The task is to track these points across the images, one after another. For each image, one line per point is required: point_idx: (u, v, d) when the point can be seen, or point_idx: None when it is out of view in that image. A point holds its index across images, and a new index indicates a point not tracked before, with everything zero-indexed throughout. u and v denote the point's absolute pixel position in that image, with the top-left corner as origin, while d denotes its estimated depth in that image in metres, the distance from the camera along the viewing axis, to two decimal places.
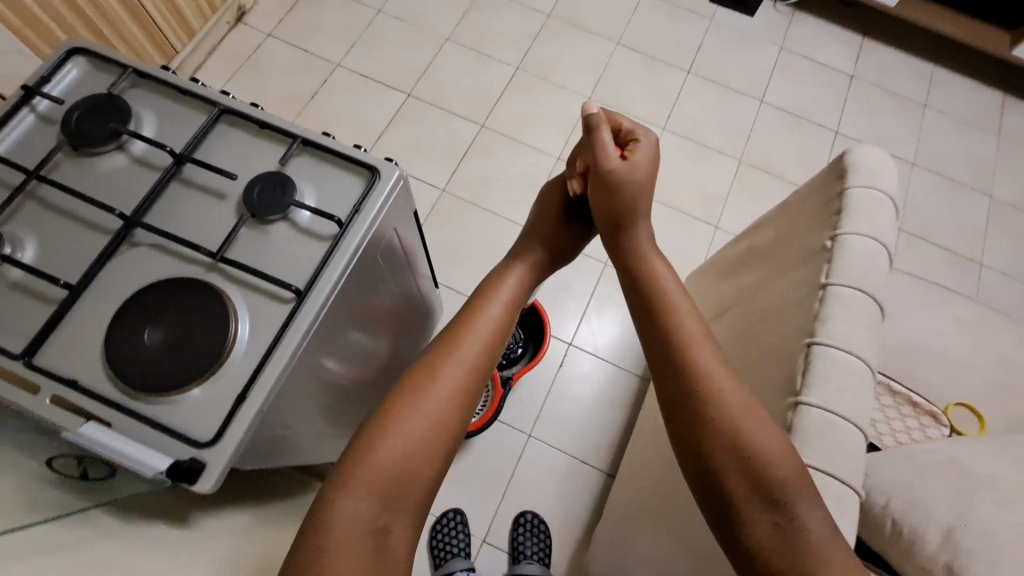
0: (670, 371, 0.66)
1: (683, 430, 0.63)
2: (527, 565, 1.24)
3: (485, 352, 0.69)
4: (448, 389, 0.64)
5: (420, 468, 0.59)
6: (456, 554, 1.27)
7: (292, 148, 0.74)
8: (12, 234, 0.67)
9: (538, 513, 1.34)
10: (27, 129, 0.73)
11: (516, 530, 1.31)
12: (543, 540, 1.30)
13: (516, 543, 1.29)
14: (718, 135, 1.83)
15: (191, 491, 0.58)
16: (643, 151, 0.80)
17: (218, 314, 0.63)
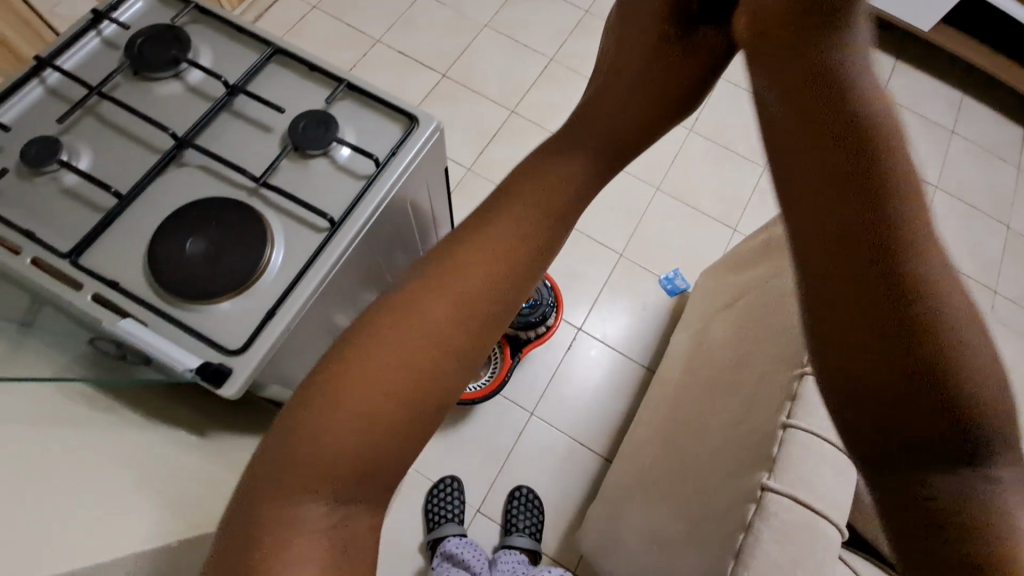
0: (862, 194, 0.32)
1: (848, 274, 0.32)
2: (518, 537, 1.26)
3: (486, 272, 0.48)
4: (467, 292, 0.47)
5: (415, 396, 0.43)
6: (449, 519, 1.28)
7: (337, 89, 0.77)
8: (69, 144, 0.71)
9: (534, 489, 1.36)
10: (93, 50, 0.77)
11: (511, 503, 1.32)
12: (536, 515, 1.31)
13: (509, 516, 1.30)
14: (744, 141, 1.84)
15: (216, 394, 0.61)
16: None
17: (256, 234, 0.67)
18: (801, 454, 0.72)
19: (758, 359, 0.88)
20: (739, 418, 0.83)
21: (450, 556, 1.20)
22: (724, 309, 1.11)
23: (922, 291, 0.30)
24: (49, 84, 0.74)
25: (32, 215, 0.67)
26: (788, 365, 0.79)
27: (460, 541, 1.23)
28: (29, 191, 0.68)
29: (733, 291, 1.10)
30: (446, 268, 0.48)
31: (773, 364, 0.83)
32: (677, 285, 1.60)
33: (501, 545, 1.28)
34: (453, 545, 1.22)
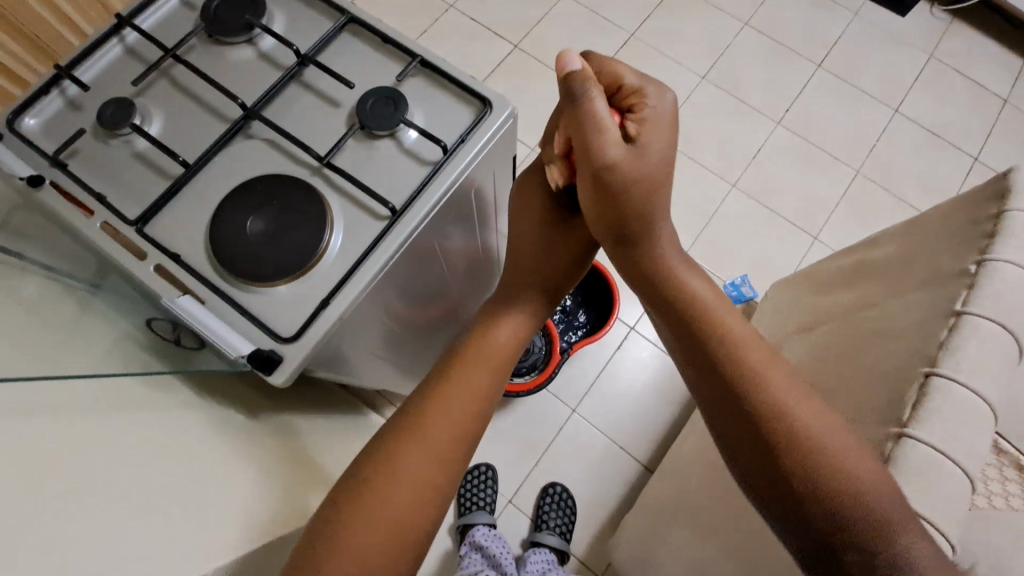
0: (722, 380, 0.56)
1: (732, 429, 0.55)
2: (547, 535, 1.24)
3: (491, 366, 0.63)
4: (455, 423, 0.59)
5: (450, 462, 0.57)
6: (480, 507, 1.28)
7: (410, 66, 0.72)
8: (142, 107, 0.70)
9: (568, 487, 1.33)
10: (171, 10, 0.76)
11: (543, 499, 1.30)
12: (568, 515, 1.29)
13: (540, 511, 1.29)
14: (838, 141, 1.66)
15: (266, 381, 0.60)
16: (654, 120, 0.60)
17: (316, 217, 0.64)
18: None
19: None
20: None
21: (480, 548, 1.20)
22: (798, 333, 0.99)
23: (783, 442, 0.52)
24: (128, 43, 0.73)
25: (105, 178, 0.67)
26: (880, 420, 0.62)
27: (489, 531, 1.23)
28: (103, 154, 0.68)
29: (811, 315, 0.99)
30: (435, 402, 0.59)
31: None
32: (744, 293, 1.49)
33: (530, 540, 1.27)
34: (481, 536, 1.22)
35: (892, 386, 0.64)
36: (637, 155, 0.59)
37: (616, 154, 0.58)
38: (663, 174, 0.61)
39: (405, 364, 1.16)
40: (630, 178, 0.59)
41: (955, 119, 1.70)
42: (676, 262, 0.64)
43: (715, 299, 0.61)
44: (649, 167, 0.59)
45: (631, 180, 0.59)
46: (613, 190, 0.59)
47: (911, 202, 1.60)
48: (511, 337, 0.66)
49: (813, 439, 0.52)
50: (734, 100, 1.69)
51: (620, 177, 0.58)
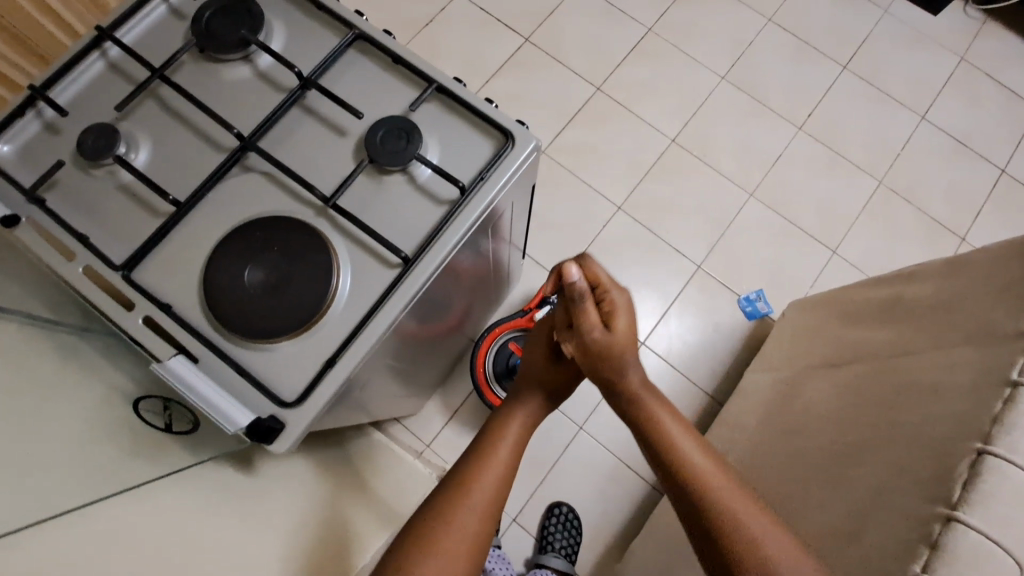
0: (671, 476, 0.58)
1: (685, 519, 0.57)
2: (553, 558, 1.22)
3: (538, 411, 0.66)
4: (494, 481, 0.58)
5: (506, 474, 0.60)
6: None
7: (425, 92, 0.65)
8: (128, 133, 0.63)
9: (574, 507, 1.30)
10: (158, 19, 0.68)
11: (549, 519, 1.28)
12: (573, 536, 1.26)
13: (545, 532, 1.26)
14: (861, 149, 1.60)
15: (268, 449, 0.55)
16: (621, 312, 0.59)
17: (322, 265, 0.58)
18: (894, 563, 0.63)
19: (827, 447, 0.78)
20: (848, 533, 0.63)
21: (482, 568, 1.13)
22: (821, 367, 0.94)
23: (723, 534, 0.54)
24: (110, 59, 0.66)
25: (87, 214, 0.61)
26: (923, 494, 0.58)
27: (495, 552, 1.19)
28: (85, 187, 0.62)
29: (836, 349, 0.94)
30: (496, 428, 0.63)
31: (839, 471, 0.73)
32: (758, 309, 1.45)
33: (534, 562, 1.24)
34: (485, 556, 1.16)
35: (937, 455, 0.60)
36: (614, 337, 0.58)
37: (601, 333, 0.59)
38: (634, 349, 0.60)
39: (410, 386, 1.12)
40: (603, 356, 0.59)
41: (983, 128, 1.63)
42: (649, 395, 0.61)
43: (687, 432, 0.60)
44: (618, 342, 0.59)
45: (607, 355, 0.59)
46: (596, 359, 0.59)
47: (934, 216, 1.55)
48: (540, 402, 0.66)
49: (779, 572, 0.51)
50: (754, 102, 1.61)
51: (598, 355, 0.59)
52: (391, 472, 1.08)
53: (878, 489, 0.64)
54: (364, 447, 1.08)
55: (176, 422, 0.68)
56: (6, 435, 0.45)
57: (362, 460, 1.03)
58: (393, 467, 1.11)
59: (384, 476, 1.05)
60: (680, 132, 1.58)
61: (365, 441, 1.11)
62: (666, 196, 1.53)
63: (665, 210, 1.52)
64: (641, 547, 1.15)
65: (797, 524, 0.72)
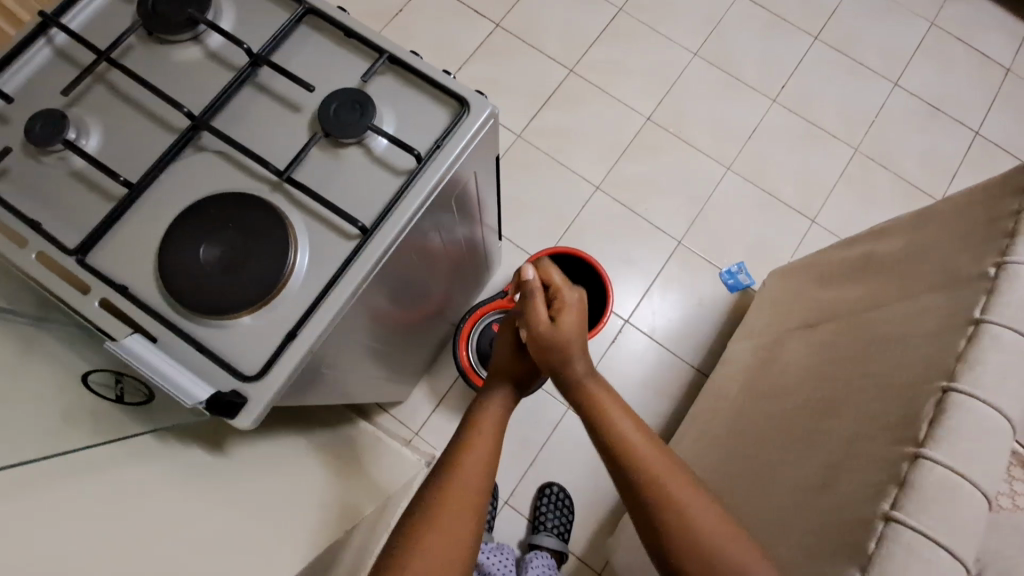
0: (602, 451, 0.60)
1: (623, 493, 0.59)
2: (545, 537, 1.22)
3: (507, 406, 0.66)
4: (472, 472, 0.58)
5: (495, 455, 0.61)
6: (478, 528, 1.23)
7: (377, 64, 0.65)
8: (77, 119, 0.62)
9: (565, 487, 1.30)
10: (103, 4, 0.67)
11: (540, 499, 1.27)
12: (566, 515, 1.26)
13: (537, 512, 1.26)
14: (836, 118, 1.60)
15: (231, 425, 0.54)
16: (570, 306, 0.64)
17: (279, 239, 0.58)
18: (938, 486, 0.53)
19: (771, 449, 0.77)
20: (821, 483, 0.63)
21: (479, 566, 1.11)
22: (798, 330, 0.94)
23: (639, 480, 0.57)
24: (57, 45, 0.65)
25: (38, 202, 0.60)
26: (892, 436, 0.58)
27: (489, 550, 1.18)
28: (37, 174, 0.61)
29: (812, 311, 0.94)
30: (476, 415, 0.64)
31: (773, 456, 0.76)
32: (740, 281, 1.45)
33: (528, 543, 1.24)
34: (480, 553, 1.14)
35: (905, 399, 0.60)
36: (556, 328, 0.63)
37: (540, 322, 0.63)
38: (579, 339, 0.64)
39: (391, 373, 1.12)
40: (544, 350, 0.63)
41: (955, 91, 1.63)
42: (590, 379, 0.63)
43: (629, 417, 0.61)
44: (562, 331, 0.63)
45: (548, 350, 0.63)
46: (543, 351, 0.63)
47: (910, 180, 1.56)
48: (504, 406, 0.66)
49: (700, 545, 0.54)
50: (727, 76, 1.61)
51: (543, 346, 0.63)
52: (373, 460, 1.08)
53: (850, 438, 0.63)
54: (346, 435, 1.08)
55: (127, 394, 0.65)
56: None
57: (341, 445, 1.03)
58: (375, 455, 1.11)
59: (367, 466, 1.05)
60: (655, 110, 1.58)
61: (346, 429, 1.11)
62: (644, 174, 1.53)
63: (644, 188, 1.52)
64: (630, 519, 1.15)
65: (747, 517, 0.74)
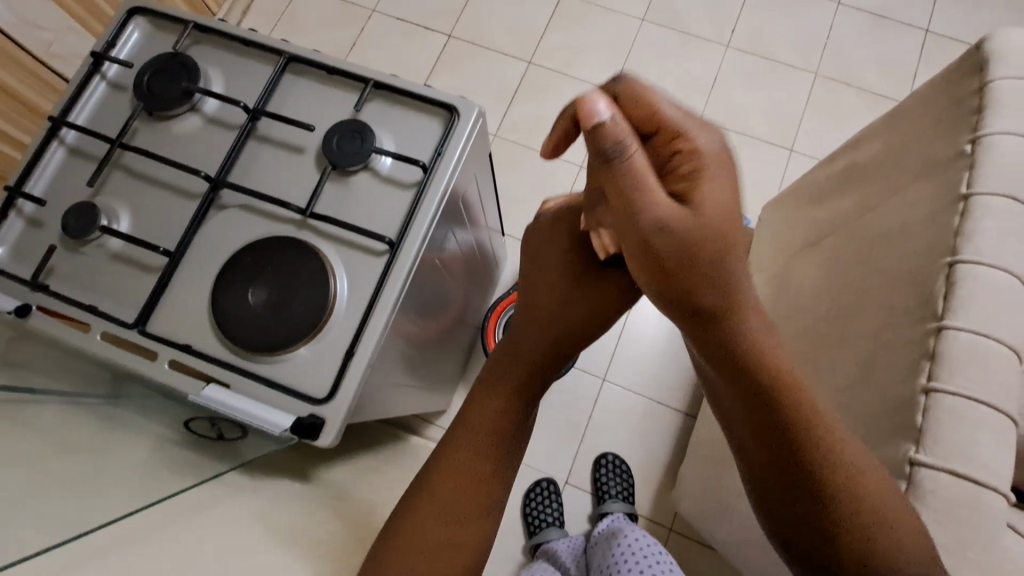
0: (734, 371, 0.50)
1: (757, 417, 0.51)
2: (613, 504, 1.25)
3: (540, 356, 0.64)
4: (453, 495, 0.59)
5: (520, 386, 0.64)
6: (550, 523, 1.27)
7: (365, 92, 0.69)
8: (105, 206, 0.67)
9: (618, 454, 1.35)
10: (102, 97, 0.72)
11: (598, 471, 1.31)
12: (626, 479, 1.30)
13: (599, 483, 1.30)
14: (790, 48, 1.65)
15: (314, 446, 0.59)
16: (709, 173, 0.47)
17: (317, 270, 0.62)
18: (968, 352, 0.57)
19: (857, 322, 0.72)
20: (859, 379, 0.67)
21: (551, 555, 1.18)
22: (803, 250, 0.99)
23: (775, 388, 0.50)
24: (70, 144, 0.69)
25: (89, 288, 0.65)
26: (915, 318, 0.63)
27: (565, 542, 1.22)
28: (80, 264, 0.65)
29: (812, 230, 0.98)
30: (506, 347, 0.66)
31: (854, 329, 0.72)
32: None
33: (599, 515, 1.27)
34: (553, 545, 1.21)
35: (918, 282, 0.64)
36: (694, 209, 0.45)
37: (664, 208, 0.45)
38: (728, 227, 0.46)
39: (431, 382, 1.16)
40: (687, 241, 0.45)
41: None
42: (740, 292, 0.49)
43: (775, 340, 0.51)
44: (709, 216, 0.45)
45: (693, 241, 0.45)
46: (675, 246, 0.46)
47: (875, 91, 1.61)
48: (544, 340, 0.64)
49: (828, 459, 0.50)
50: (679, 33, 1.66)
51: (680, 240, 0.46)
52: None
53: (877, 330, 0.67)
54: (403, 452, 1.13)
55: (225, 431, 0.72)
56: (85, 488, 0.49)
57: (401, 460, 1.08)
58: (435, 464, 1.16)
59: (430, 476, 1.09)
60: None
61: (400, 445, 1.15)
62: None
63: None
64: (688, 468, 1.19)
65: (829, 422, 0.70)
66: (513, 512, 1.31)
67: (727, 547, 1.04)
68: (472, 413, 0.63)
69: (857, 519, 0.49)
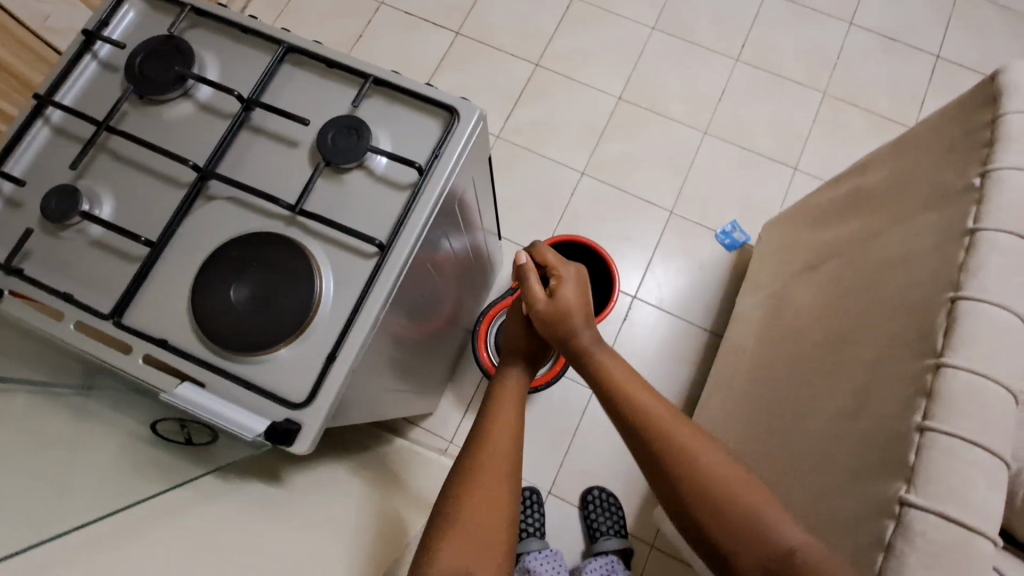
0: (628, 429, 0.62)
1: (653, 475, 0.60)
2: (606, 542, 1.23)
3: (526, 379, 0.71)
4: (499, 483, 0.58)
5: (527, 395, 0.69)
6: (531, 533, 1.25)
7: (364, 88, 0.67)
8: (88, 190, 0.64)
9: (605, 487, 1.32)
10: (92, 77, 0.69)
11: (587, 507, 1.28)
12: (616, 513, 1.27)
13: (589, 521, 1.27)
14: (799, 66, 1.64)
15: (289, 452, 0.56)
16: (567, 280, 0.70)
17: (303, 270, 0.60)
18: (967, 392, 0.56)
19: (844, 361, 0.72)
20: (851, 412, 0.66)
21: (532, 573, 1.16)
22: (803, 273, 0.97)
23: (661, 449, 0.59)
24: (55, 124, 0.67)
25: (66, 274, 0.62)
26: (913, 352, 0.61)
27: (545, 555, 1.20)
28: (59, 250, 0.63)
29: (813, 252, 0.97)
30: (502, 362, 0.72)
31: (840, 375, 0.71)
32: (736, 239, 1.49)
33: (590, 552, 1.25)
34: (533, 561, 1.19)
35: (918, 316, 0.63)
36: (556, 302, 0.67)
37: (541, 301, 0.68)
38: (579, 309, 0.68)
39: (418, 385, 1.14)
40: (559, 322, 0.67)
41: (911, 21, 1.67)
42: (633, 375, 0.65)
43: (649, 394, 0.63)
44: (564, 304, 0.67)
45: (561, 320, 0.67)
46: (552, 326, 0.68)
47: (882, 114, 1.60)
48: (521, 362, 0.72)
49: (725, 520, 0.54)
50: (688, 44, 1.65)
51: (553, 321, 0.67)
52: (417, 474, 1.11)
53: (874, 363, 0.66)
54: (386, 454, 1.11)
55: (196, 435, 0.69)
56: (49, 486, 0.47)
57: (382, 463, 1.06)
58: (417, 468, 1.14)
59: (413, 481, 1.07)
60: (624, 88, 1.61)
61: (383, 447, 1.13)
62: (625, 152, 1.56)
63: (629, 164, 1.55)
64: None
65: (798, 464, 0.72)
66: None
67: None
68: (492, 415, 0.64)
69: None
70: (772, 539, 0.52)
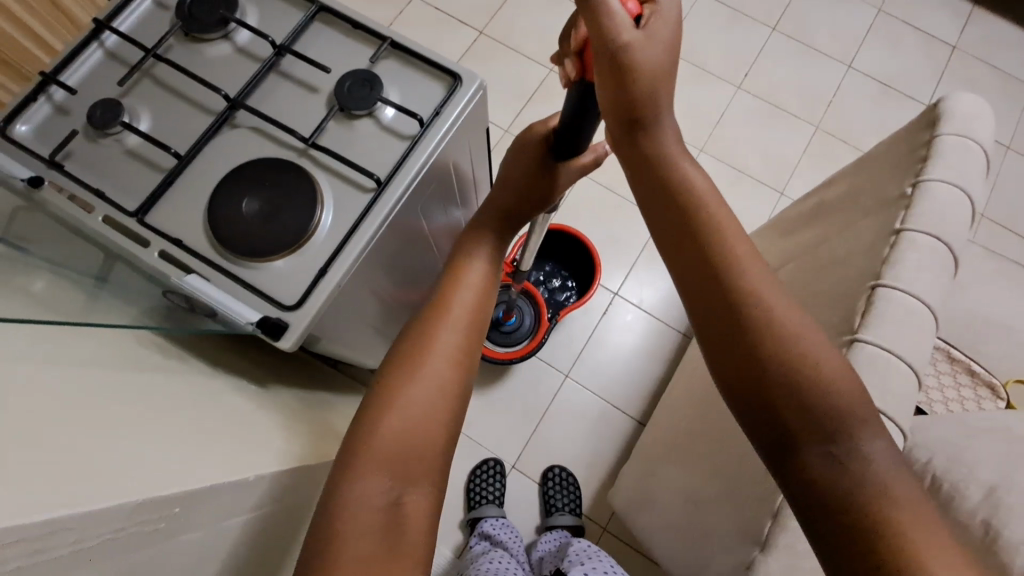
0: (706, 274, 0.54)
1: (721, 335, 0.53)
2: (560, 517, 1.29)
3: (468, 333, 0.66)
4: (430, 407, 0.60)
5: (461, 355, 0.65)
6: (490, 501, 1.32)
7: (382, 49, 0.76)
8: (129, 106, 0.73)
9: (566, 466, 1.38)
10: (146, 12, 0.79)
11: (546, 484, 1.35)
12: (572, 493, 1.34)
13: (547, 496, 1.33)
14: (797, 100, 1.74)
15: (275, 346, 0.65)
16: (663, 18, 0.54)
17: (308, 195, 0.69)
18: (872, 364, 0.64)
19: None
20: None
21: (489, 536, 1.23)
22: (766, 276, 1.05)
23: (743, 307, 0.53)
24: (108, 47, 0.76)
25: (100, 175, 0.71)
26: (835, 331, 0.69)
27: (501, 522, 1.27)
28: (98, 154, 0.72)
29: (777, 258, 1.05)
30: (441, 308, 0.67)
31: None
32: None
33: (543, 525, 1.31)
34: (489, 525, 1.26)
35: (846, 301, 0.71)
36: (644, 41, 0.52)
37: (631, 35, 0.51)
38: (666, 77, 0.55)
39: None
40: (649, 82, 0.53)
41: (905, 70, 1.78)
42: (725, 223, 0.56)
43: (742, 246, 0.56)
44: (656, 57, 0.53)
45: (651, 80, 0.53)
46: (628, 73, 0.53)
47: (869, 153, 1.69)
48: (472, 299, 0.69)
49: (806, 398, 0.50)
50: (695, 67, 1.75)
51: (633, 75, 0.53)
52: None
53: None
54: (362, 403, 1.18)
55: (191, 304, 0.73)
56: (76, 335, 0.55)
57: None
58: None
59: None
60: None
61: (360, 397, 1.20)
62: None
63: None
64: (630, 466, 1.23)
65: None
66: (457, 487, 1.35)
67: (652, 542, 1.09)
68: (411, 372, 0.61)
69: (857, 474, 0.47)
70: (847, 425, 0.49)
